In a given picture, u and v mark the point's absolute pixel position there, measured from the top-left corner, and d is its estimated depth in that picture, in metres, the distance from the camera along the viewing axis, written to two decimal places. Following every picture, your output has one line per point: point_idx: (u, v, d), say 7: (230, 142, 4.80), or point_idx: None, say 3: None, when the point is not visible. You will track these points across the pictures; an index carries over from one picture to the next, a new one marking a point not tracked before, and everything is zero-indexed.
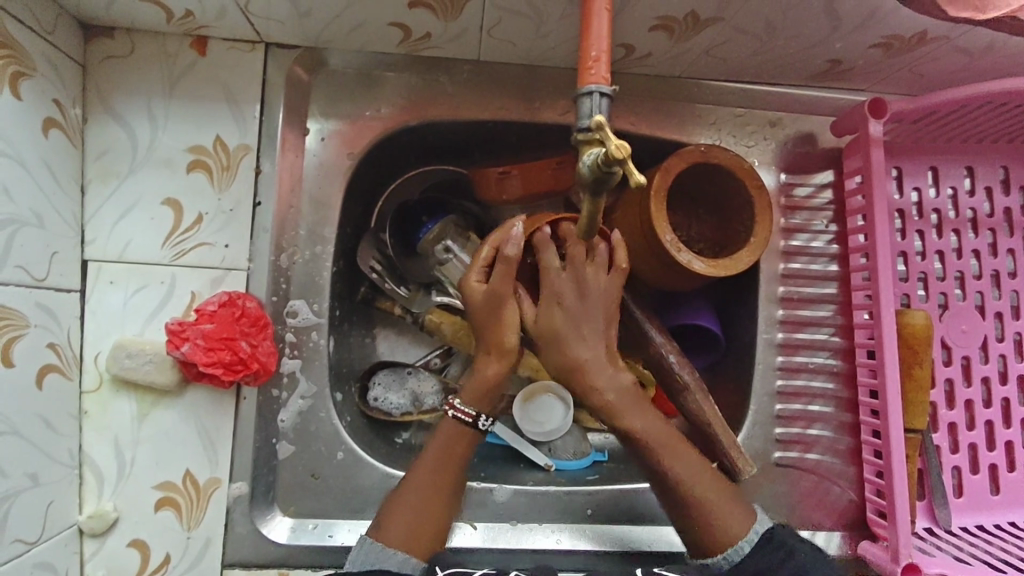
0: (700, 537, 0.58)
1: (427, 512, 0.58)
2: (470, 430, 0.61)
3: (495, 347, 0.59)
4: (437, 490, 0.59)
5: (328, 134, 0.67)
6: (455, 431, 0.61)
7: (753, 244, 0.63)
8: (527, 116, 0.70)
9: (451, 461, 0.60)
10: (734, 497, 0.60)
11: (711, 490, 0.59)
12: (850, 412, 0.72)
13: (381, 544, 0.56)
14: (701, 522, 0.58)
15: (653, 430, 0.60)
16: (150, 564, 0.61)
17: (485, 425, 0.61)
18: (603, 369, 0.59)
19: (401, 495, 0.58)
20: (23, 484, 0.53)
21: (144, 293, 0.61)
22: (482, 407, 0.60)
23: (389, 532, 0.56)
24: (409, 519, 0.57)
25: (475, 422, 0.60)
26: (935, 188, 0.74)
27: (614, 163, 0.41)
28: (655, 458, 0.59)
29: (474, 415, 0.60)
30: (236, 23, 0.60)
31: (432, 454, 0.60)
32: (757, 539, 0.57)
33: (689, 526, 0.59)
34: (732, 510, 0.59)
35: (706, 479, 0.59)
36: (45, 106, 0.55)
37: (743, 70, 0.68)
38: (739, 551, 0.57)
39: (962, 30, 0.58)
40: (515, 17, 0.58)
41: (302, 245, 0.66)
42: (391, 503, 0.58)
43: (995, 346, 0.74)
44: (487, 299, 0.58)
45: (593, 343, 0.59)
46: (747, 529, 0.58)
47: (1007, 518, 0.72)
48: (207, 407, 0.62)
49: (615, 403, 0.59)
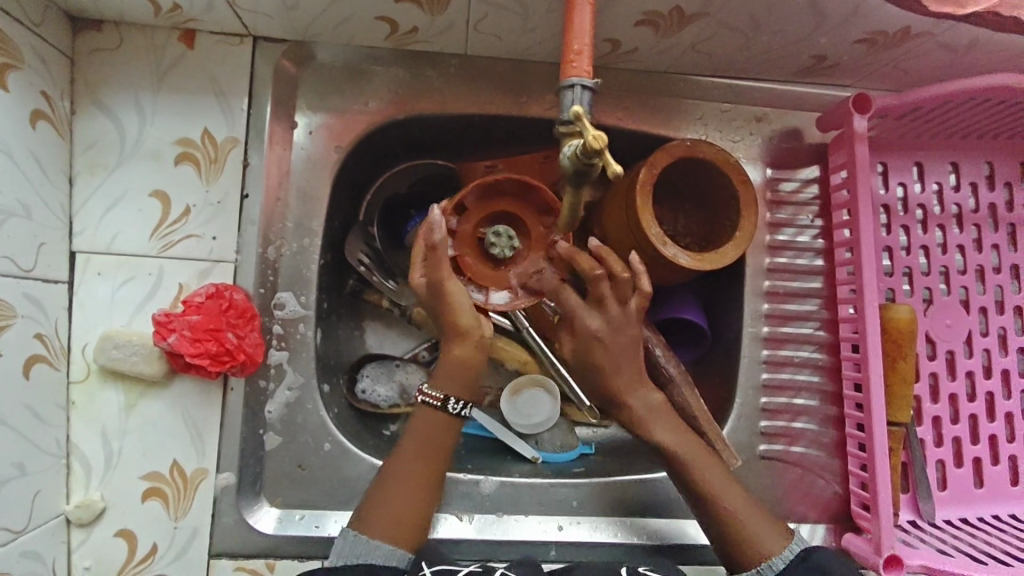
0: (734, 554, 0.60)
1: (415, 502, 0.59)
2: (439, 412, 0.62)
3: (455, 333, 0.61)
4: (425, 476, 0.60)
5: (315, 127, 0.67)
6: (427, 417, 0.62)
7: (739, 238, 0.64)
8: (515, 111, 0.70)
9: (433, 445, 0.61)
10: (771, 518, 0.61)
11: (748, 509, 0.60)
12: (835, 405, 0.72)
13: (366, 537, 0.57)
14: (736, 538, 0.60)
15: (684, 443, 0.63)
16: (137, 554, 0.61)
17: (456, 409, 0.62)
18: (634, 389, 0.63)
19: (386, 485, 0.59)
20: (10, 473, 0.53)
21: (132, 285, 0.61)
22: (451, 388, 0.62)
23: (373, 525, 0.57)
24: (394, 510, 0.58)
25: (445, 405, 0.62)
26: (920, 183, 0.75)
27: (592, 153, 0.42)
28: (689, 474, 0.62)
29: (443, 399, 0.62)
30: (225, 16, 0.60)
31: (413, 442, 0.61)
32: (793, 556, 0.58)
33: (721, 542, 0.61)
34: (767, 529, 0.60)
35: (738, 495, 0.61)
36: (33, 98, 0.56)
37: (728, 66, 0.69)
38: (773, 566, 0.58)
39: (945, 27, 0.59)
40: (502, 11, 0.59)
41: (289, 238, 0.67)
42: (375, 494, 0.59)
43: (979, 340, 0.74)
44: (432, 290, 0.59)
45: (627, 370, 0.62)
46: (782, 547, 0.59)
47: (991, 511, 0.73)
48: (195, 398, 0.62)
49: (646, 418, 0.63)
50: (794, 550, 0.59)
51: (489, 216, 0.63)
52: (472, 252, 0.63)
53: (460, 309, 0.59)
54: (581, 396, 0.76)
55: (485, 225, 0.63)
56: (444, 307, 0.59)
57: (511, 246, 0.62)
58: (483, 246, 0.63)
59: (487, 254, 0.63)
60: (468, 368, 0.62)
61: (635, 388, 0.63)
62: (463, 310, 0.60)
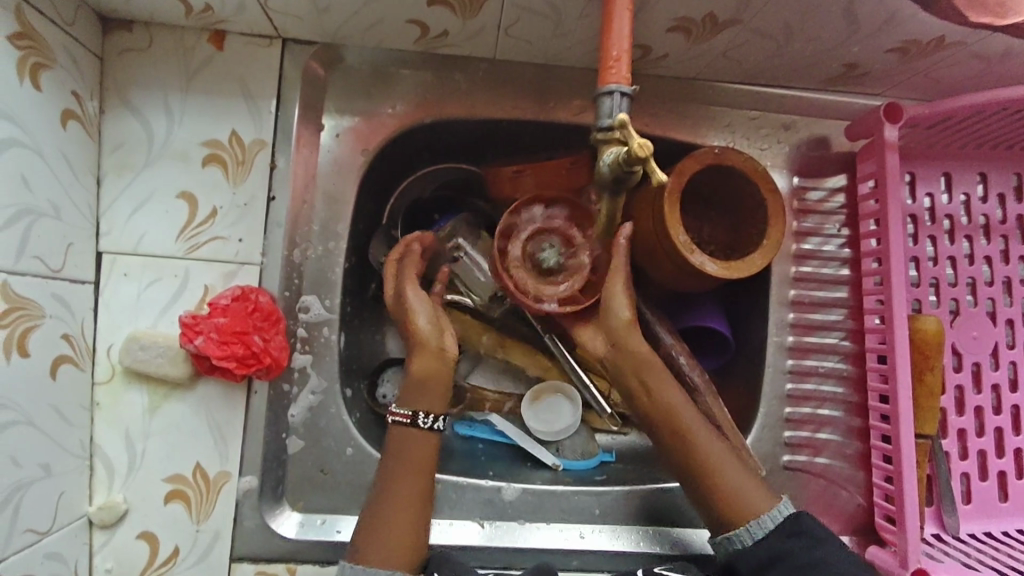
0: (722, 519, 0.60)
1: (406, 527, 0.59)
2: (411, 429, 0.62)
3: (416, 344, 0.65)
4: (413, 489, 0.60)
5: (342, 130, 0.67)
6: (401, 438, 0.62)
7: (766, 246, 0.63)
8: (540, 115, 0.70)
9: (415, 462, 0.61)
10: (757, 478, 0.62)
11: (740, 472, 0.61)
12: (860, 416, 0.72)
13: (364, 564, 0.56)
14: (724, 504, 0.60)
15: (673, 398, 0.63)
16: (158, 557, 0.61)
17: (425, 423, 0.63)
18: (630, 334, 0.64)
19: (377, 510, 0.59)
20: (36, 474, 0.53)
21: (158, 286, 0.61)
22: (418, 404, 0.63)
23: (370, 551, 0.57)
24: (387, 533, 0.58)
25: (414, 422, 0.62)
26: (947, 194, 0.74)
27: (635, 162, 0.42)
28: (677, 434, 0.62)
29: (411, 415, 0.63)
30: (255, 19, 0.60)
31: (392, 464, 0.61)
32: (782, 519, 0.58)
33: (707, 509, 0.61)
34: (748, 482, 0.61)
35: (721, 453, 0.62)
36: (64, 98, 0.56)
37: (757, 74, 0.68)
38: (762, 525, 0.58)
39: (980, 36, 0.58)
40: (534, 16, 0.59)
41: (315, 241, 0.67)
42: (366, 524, 0.59)
43: (1005, 352, 0.73)
44: (397, 299, 0.67)
45: (622, 311, 0.64)
46: (770, 507, 0.59)
47: (1016, 525, 0.72)
48: (219, 400, 0.62)
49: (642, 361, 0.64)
50: (784, 511, 0.59)
51: (538, 232, 0.67)
52: (519, 256, 0.65)
53: (416, 314, 0.65)
54: (600, 402, 0.76)
55: (535, 240, 0.66)
56: (407, 317, 0.65)
57: (557, 258, 0.66)
58: (529, 254, 0.66)
59: (536, 264, 0.66)
60: (431, 380, 0.64)
61: (632, 333, 0.64)
62: (420, 314, 0.65)
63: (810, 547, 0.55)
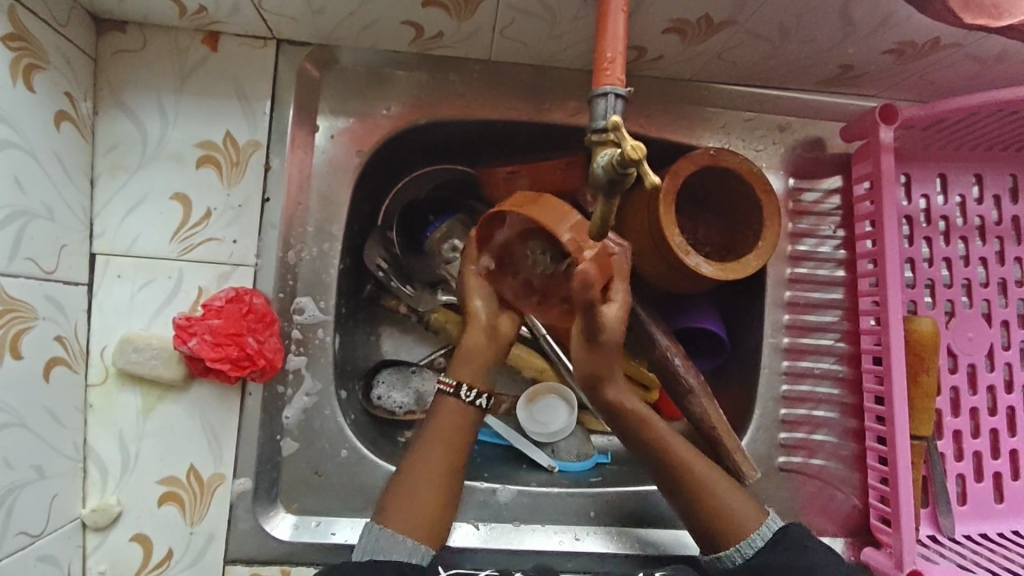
0: (713, 534, 0.60)
1: (436, 496, 0.59)
2: (454, 401, 0.62)
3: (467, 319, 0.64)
4: (449, 458, 0.60)
5: (337, 131, 0.67)
6: (446, 403, 0.63)
7: (762, 247, 0.63)
8: (535, 117, 0.70)
9: (455, 431, 0.61)
10: (746, 496, 0.62)
11: (729, 490, 0.61)
12: (855, 417, 0.72)
13: (391, 530, 0.56)
14: (715, 520, 0.60)
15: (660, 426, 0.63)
16: (152, 559, 0.61)
17: (468, 397, 0.62)
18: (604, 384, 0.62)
19: (408, 479, 0.59)
20: (29, 476, 0.53)
21: (152, 288, 0.61)
22: (461, 375, 0.63)
23: (395, 517, 0.57)
24: (417, 501, 0.58)
25: (457, 393, 0.62)
26: (943, 195, 0.74)
27: (629, 163, 0.41)
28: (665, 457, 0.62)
29: (455, 385, 0.63)
30: (249, 20, 0.60)
31: (433, 433, 0.61)
32: (770, 535, 0.59)
33: (697, 524, 0.61)
34: (742, 503, 0.60)
35: (711, 472, 0.62)
36: (57, 99, 0.56)
37: (752, 74, 0.68)
38: (752, 544, 0.58)
39: (975, 38, 0.58)
40: (529, 17, 0.59)
41: (309, 242, 0.67)
42: (396, 488, 0.59)
43: (1001, 353, 0.73)
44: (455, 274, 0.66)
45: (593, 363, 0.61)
46: (760, 523, 0.59)
47: (1012, 526, 0.72)
48: (214, 402, 0.62)
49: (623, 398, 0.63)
50: (772, 527, 0.60)
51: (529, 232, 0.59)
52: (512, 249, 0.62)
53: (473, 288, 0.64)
54: None
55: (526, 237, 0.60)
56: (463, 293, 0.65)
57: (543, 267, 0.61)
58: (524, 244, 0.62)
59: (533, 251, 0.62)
60: (479, 355, 0.64)
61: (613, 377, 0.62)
62: (476, 291, 0.64)
63: (799, 552, 0.56)
